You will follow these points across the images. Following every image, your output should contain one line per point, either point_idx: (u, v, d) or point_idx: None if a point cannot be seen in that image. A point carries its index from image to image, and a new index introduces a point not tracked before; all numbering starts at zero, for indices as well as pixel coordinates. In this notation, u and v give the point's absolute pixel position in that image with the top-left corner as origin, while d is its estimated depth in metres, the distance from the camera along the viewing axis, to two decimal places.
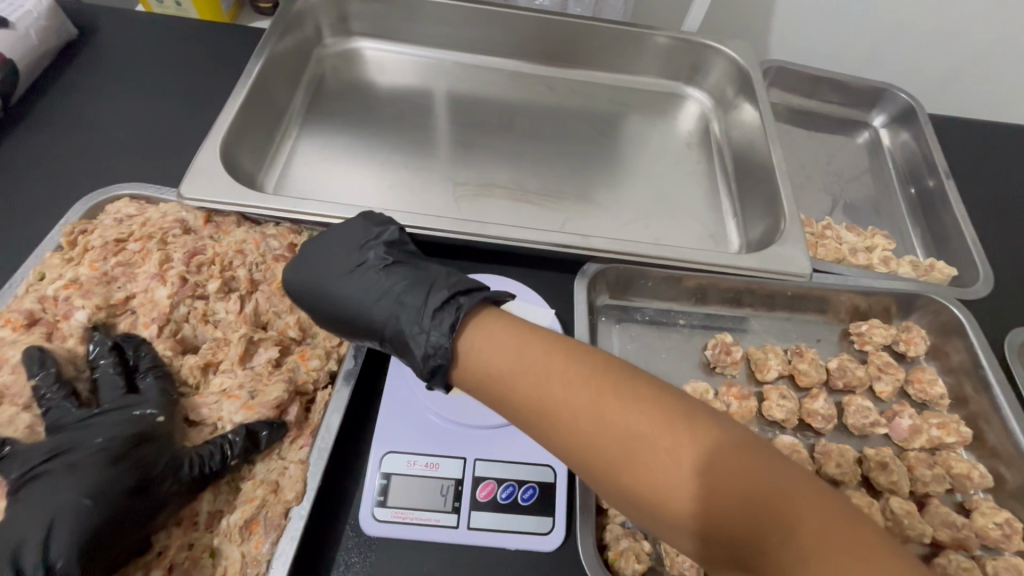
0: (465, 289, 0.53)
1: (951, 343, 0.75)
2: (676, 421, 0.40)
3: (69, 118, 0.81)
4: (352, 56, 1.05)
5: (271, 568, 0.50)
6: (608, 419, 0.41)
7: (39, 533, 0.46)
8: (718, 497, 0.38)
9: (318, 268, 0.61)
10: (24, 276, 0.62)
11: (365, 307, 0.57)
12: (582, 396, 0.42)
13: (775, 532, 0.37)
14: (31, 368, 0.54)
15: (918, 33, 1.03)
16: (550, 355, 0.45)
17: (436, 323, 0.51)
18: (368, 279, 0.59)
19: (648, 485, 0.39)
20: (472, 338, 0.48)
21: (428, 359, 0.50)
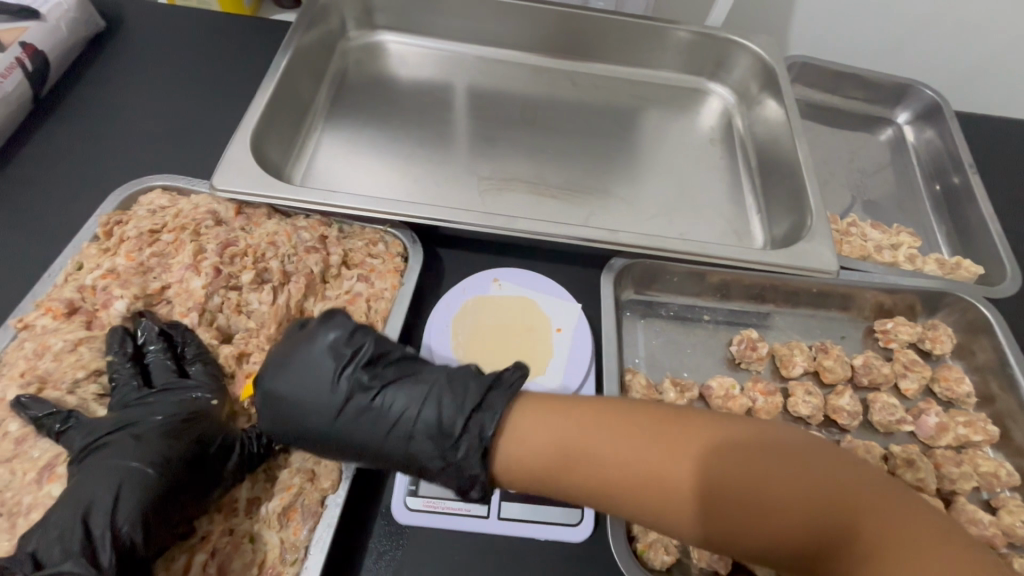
0: (477, 402, 0.50)
1: (978, 341, 0.75)
2: (740, 467, 0.42)
3: (98, 109, 0.82)
4: (375, 49, 1.05)
5: (309, 554, 0.51)
6: (676, 482, 0.43)
7: (106, 497, 0.48)
8: (795, 529, 0.41)
9: (296, 408, 0.53)
10: (62, 266, 0.63)
11: (366, 444, 0.52)
12: (645, 463, 0.44)
13: (852, 536, 0.40)
14: (111, 344, 0.58)
15: (947, 28, 1.01)
16: (602, 419, 0.47)
17: (465, 453, 0.48)
18: (358, 410, 0.53)
19: (731, 534, 0.42)
20: (516, 434, 0.47)
21: (473, 488, 0.49)
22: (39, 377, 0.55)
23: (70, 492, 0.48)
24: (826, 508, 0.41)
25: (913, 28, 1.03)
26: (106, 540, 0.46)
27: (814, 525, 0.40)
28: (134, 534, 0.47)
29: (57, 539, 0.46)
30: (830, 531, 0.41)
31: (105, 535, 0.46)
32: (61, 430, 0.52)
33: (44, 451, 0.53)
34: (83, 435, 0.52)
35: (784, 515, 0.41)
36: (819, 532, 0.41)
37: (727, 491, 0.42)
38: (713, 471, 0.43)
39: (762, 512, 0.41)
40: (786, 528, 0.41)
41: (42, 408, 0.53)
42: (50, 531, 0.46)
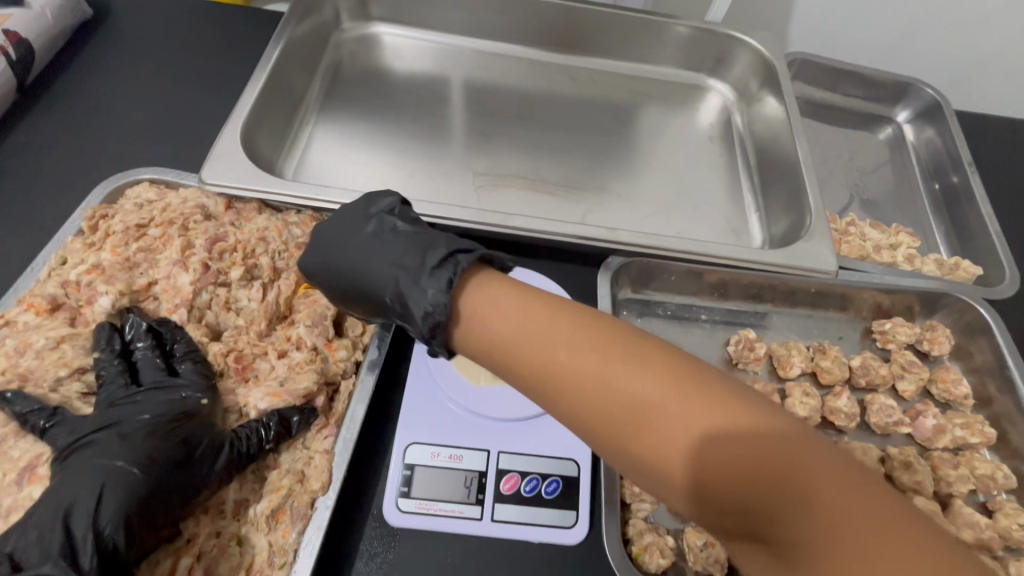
0: (464, 247, 0.52)
1: (976, 343, 0.74)
2: (696, 391, 0.38)
3: (83, 99, 0.80)
4: (370, 41, 1.04)
5: (297, 558, 0.50)
6: (621, 385, 0.40)
7: (89, 498, 0.47)
8: (737, 473, 0.36)
9: (330, 236, 0.59)
10: (45, 260, 0.62)
11: (370, 272, 0.55)
12: (594, 361, 0.41)
13: (791, 507, 0.35)
14: (100, 340, 0.57)
15: (948, 26, 1.01)
16: (563, 319, 0.44)
17: (434, 279, 0.50)
18: (373, 242, 0.57)
19: (663, 454, 0.38)
20: (477, 299, 0.47)
21: (427, 315, 0.49)
22: (19, 375, 0.54)
23: (51, 492, 0.47)
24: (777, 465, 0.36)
25: (913, 27, 1.02)
26: (87, 543, 0.45)
27: (757, 473, 0.36)
28: (115, 537, 0.46)
29: (37, 541, 0.45)
30: (760, 484, 0.36)
31: (86, 537, 0.45)
32: (46, 427, 0.51)
33: (24, 451, 0.52)
34: (67, 433, 0.51)
35: (725, 448, 0.37)
36: (760, 484, 0.36)
37: (675, 409, 0.38)
38: (665, 385, 0.39)
39: (705, 438, 0.37)
40: (724, 465, 0.36)
41: (27, 403, 0.52)
42: (30, 532, 0.45)
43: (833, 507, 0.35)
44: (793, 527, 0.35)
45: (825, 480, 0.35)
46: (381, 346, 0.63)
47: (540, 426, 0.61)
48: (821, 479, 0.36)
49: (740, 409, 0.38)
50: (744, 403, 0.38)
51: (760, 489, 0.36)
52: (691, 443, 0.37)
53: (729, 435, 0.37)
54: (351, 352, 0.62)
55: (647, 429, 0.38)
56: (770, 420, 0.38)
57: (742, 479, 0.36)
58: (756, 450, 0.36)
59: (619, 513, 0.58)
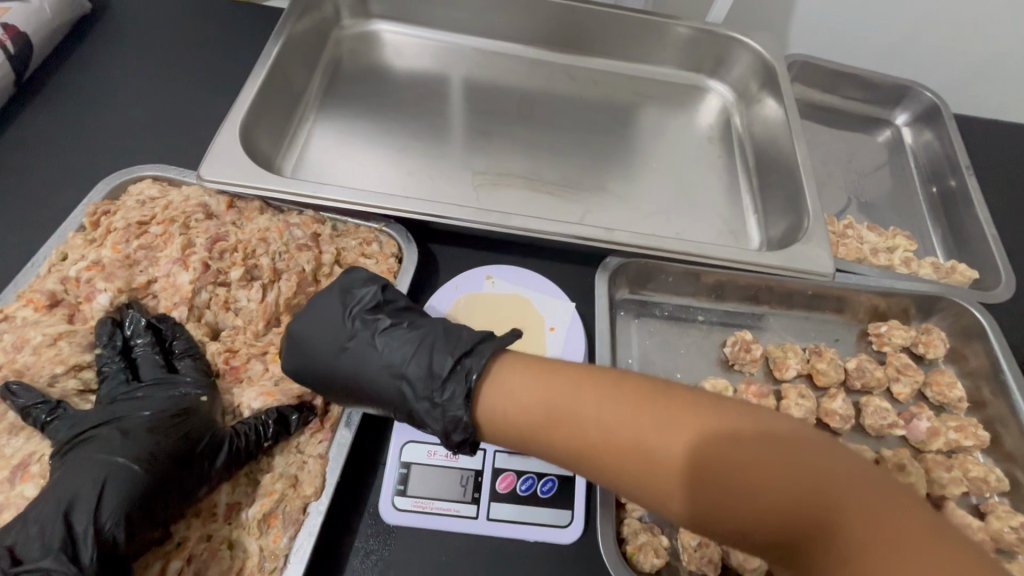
0: (467, 348, 0.54)
1: (970, 346, 0.75)
2: (724, 441, 0.42)
3: (83, 94, 0.79)
4: (370, 38, 1.03)
5: (289, 563, 0.50)
6: (653, 445, 0.43)
7: (90, 493, 0.47)
8: (771, 510, 0.39)
9: (313, 345, 0.57)
10: (46, 256, 0.62)
11: (370, 380, 0.56)
12: (627, 425, 0.44)
13: (835, 527, 0.38)
14: (100, 337, 0.57)
15: (947, 30, 1.01)
16: (592, 382, 0.48)
17: (449, 392, 0.52)
18: (366, 345, 0.57)
19: (703, 505, 0.41)
20: (500, 380, 0.51)
21: (452, 426, 0.51)
22: (17, 371, 0.54)
23: (50, 487, 0.47)
24: (808, 495, 0.39)
25: (913, 29, 1.02)
26: (87, 537, 0.45)
27: (794, 502, 0.39)
28: (117, 532, 0.46)
29: (38, 534, 0.45)
30: (806, 516, 0.39)
31: (88, 532, 0.46)
32: (48, 421, 0.52)
33: (17, 449, 0.52)
34: (68, 428, 0.51)
35: (761, 489, 0.40)
36: (796, 516, 0.39)
37: (706, 460, 0.42)
38: (695, 437, 0.42)
39: (743, 485, 0.40)
40: (763, 505, 0.40)
41: (29, 396, 0.52)
42: (31, 526, 0.45)
43: (861, 525, 0.38)
44: (830, 550, 0.38)
45: (849, 499, 0.39)
46: None
47: None
48: (847, 498, 0.39)
49: (765, 448, 0.41)
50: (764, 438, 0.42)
51: (795, 520, 0.39)
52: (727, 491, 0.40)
53: (760, 476, 0.40)
54: None
55: (685, 481, 0.42)
56: (790, 439, 0.42)
57: (781, 515, 0.39)
58: (792, 488, 0.40)
59: (615, 512, 0.59)
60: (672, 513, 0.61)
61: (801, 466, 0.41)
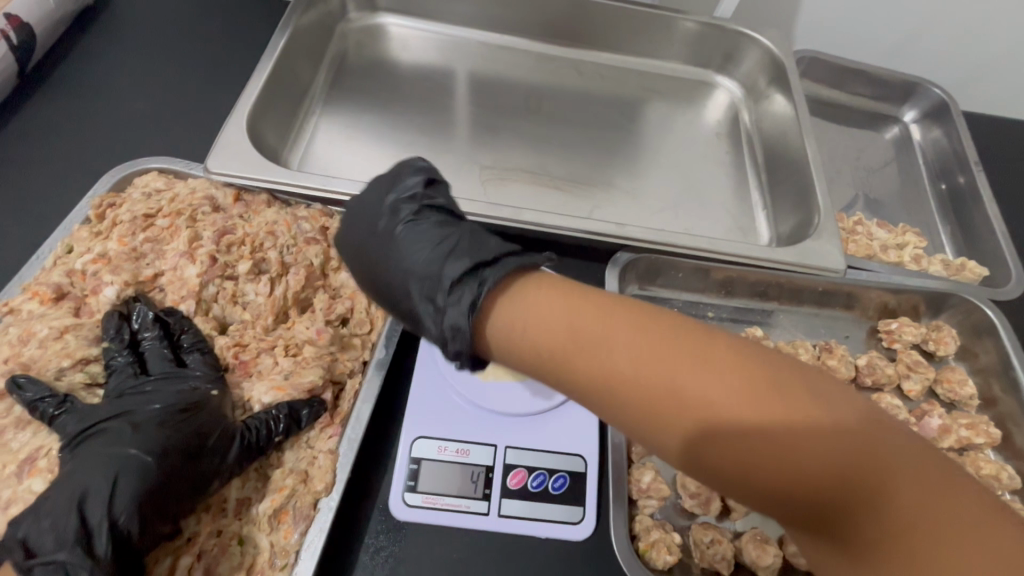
0: (490, 257, 0.44)
1: (981, 343, 0.74)
2: (773, 393, 0.34)
3: (88, 85, 0.78)
4: (376, 32, 1.03)
5: (299, 560, 0.49)
6: (687, 390, 0.35)
7: (102, 486, 0.47)
8: (810, 474, 0.34)
9: (347, 231, 0.54)
10: (51, 248, 0.61)
11: (384, 281, 0.50)
12: (656, 363, 0.36)
13: (867, 504, 0.33)
14: (108, 329, 0.56)
15: (957, 26, 1.00)
16: (616, 311, 0.39)
17: (453, 300, 0.43)
18: (388, 236, 0.51)
19: (723, 460, 0.35)
20: (511, 300, 0.41)
21: (448, 335, 0.43)
22: (23, 364, 0.53)
23: (62, 480, 0.47)
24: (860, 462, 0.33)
25: (923, 25, 1.01)
26: (102, 530, 0.46)
27: (827, 471, 0.33)
28: (130, 525, 0.46)
29: (52, 528, 0.45)
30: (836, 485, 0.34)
31: (101, 525, 0.46)
32: (55, 415, 0.51)
33: (24, 444, 0.51)
34: (77, 421, 0.51)
35: (808, 449, 0.34)
36: (839, 481, 0.33)
37: (749, 414, 0.34)
38: (741, 382, 0.35)
39: (786, 443, 0.34)
40: (811, 466, 0.33)
41: (37, 389, 0.51)
42: (43, 519, 0.45)
43: (915, 504, 0.32)
44: (869, 523, 0.33)
45: (907, 473, 0.33)
46: (389, 345, 0.62)
47: (548, 423, 0.61)
48: (903, 481, 0.33)
49: (811, 411, 0.34)
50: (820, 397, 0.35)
51: (825, 488, 0.34)
52: (769, 448, 0.34)
53: (809, 437, 0.34)
54: (360, 351, 0.62)
55: (719, 434, 0.35)
56: (851, 420, 0.35)
57: (819, 480, 0.34)
58: (842, 452, 0.34)
59: (626, 509, 0.58)
60: (684, 510, 0.61)
61: (856, 437, 0.34)
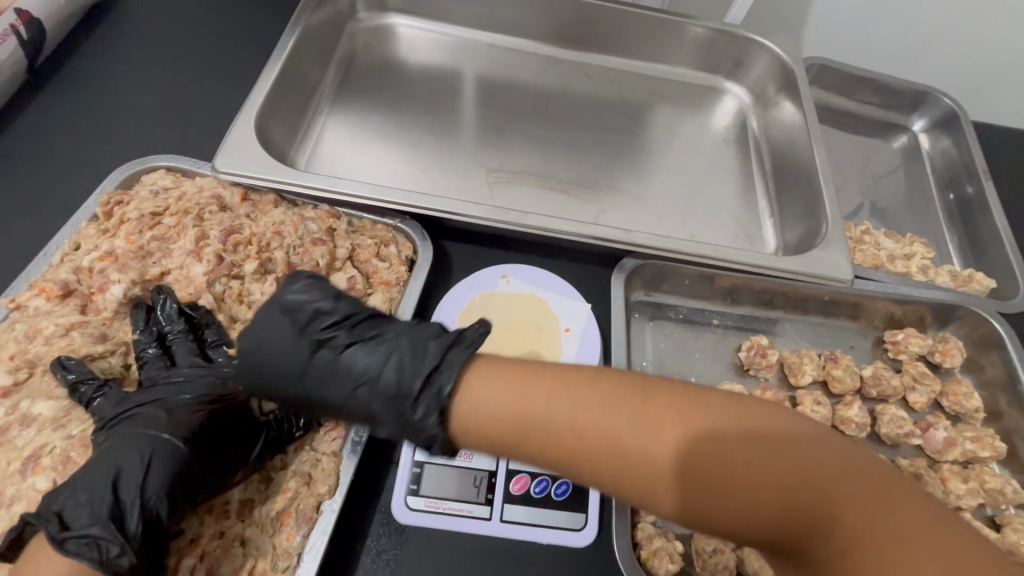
0: (447, 344, 0.46)
1: (988, 356, 0.74)
2: (703, 440, 0.39)
3: (97, 82, 0.78)
4: (385, 32, 1.02)
5: (302, 561, 0.49)
6: (629, 450, 0.40)
7: (137, 465, 0.47)
8: (766, 509, 0.38)
9: (235, 366, 0.46)
10: (59, 245, 0.61)
11: (331, 399, 0.47)
12: (598, 424, 0.41)
13: (825, 528, 0.37)
14: (137, 322, 0.58)
15: (970, 35, 0.99)
16: (569, 376, 0.43)
17: (422, 408, 0.44)
18: (291, 359, 0.46)
19: (684, 503, 0.39)
20: (468, 409, 0.43)
21: (429, 447, 0.44)
22: (28, 361, 0.53)
23: (96, 458, 0.47)
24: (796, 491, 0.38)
25: (936, 30, 1.00)
26: (134, 506, 0.46)
27: (782, 506, 0.38)
28: (160, 505, 0.47)
29: (88, 502, 0.45)
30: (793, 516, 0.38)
31: (134, 502, 0.46)
32: (92, 398, 0.52)
33: (29, 441, 0.50)
34: (112, 405, 0.52)
35: (741, 488, 0.38)
36: (791, 513, 0.38)
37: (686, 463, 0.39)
38: (688, 424, 0.40)
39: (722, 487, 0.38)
40: (757, 502, 0.38)
41: (79, 371, 0.52)
42: (80, 492, 0.46)
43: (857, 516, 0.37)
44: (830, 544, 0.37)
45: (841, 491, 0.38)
46: None
47: None
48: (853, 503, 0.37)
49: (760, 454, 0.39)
50: (750, 432, 0.40)
51: (784, 519, 0.38)
52: (710, 493, 0.38)
53: (754, 476, 0.38)
54: None
55: (668, 479, 0.39)
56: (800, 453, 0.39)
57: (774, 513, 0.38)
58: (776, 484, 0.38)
59: (629, 516, 0.58)
60: None
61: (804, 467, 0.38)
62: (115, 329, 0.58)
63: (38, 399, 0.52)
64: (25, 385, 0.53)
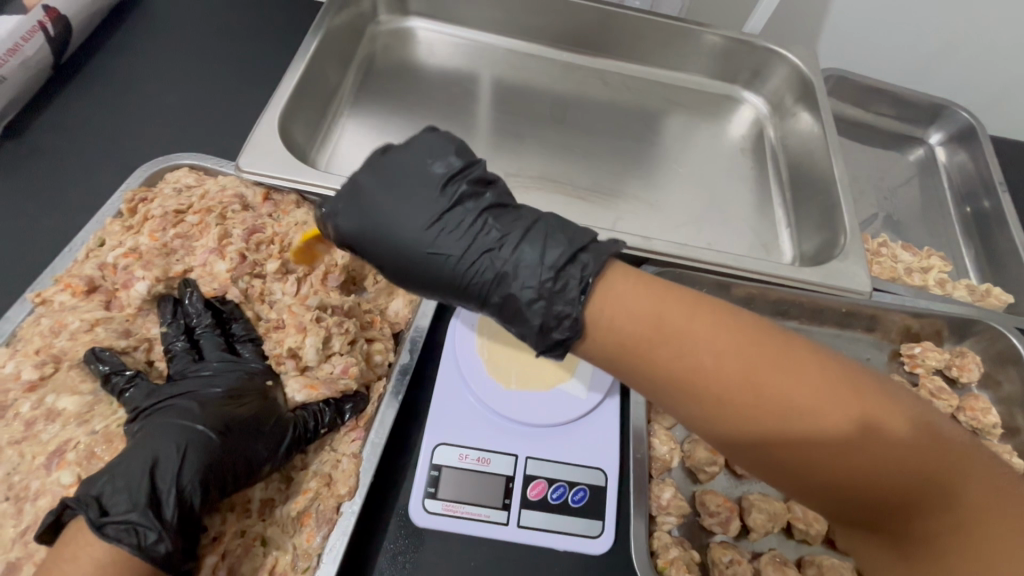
0: (584, 244, 0.47)
1: (1005, 371, 0.74)
2: (846, 393, 0.42)
3: (121, 80, 0.79)
4: (406, 35, 1.03)
5: (321, 562, 0.49)
6: (778, 392, 0.42)
7: (173, 454, 0.48)
8: (885, 473, 0.41)
9: (396, 219, 0.49)
10: (84, 241, 0.61)
11: (458, 259, 0.48)
12: (742, 367, 0.43)
13: (927, 498, 0.41)
14: (164, 315, 0.58)
15: (989, 49, 0.99)
16: (711, 324, 0.44)
17: (560, 286, 0.46)
18: (449, 227, 0.49)
19: (805, 461, 0.42)
20: (606, 304, 0.45)
21: (556, 326, 0.45)
22: (54, 356, 0.54)
23: (133, 447, 0.48)
24: (920, 452, 0.41)
25: (952, 43, 1.00)
26: (170, 495, 0.46)
27: (900, 472, 0.41)
28: (195, 495, 0.47)
29: (125, 489, 0.46)
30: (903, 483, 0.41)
31: (171, 491, 0.46)
32: (125, 389, 0.53)
33: (54, 435, 0.50)
34: (144, 395, 0.53)
35: (875, 439, 0.41)
36: (905, 480, 0.41)
37: (837, 416, 0.41)
38: (823, 388, 0.42)
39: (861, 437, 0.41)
40: (879, 463, 0.41)
41: (113, 363, 0.54)
42: (118, 478, 0.46)
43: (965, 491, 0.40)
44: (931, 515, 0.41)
45: (958, 468, 0.41)
46: (413, 350, 0.62)
47: (571, 432, 0.61)
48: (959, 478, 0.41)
49: (888, 421, 0.42)
50: (879, 404, 0.42)
51: (895, 487, 0.42)
52: (845, 442, 0.41)
53: (880, 440, 0.41)
54: (386, 354, 0.62)
55: (795, 436, 0.42)
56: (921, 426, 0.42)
57: (889, 478, 0.41)
58: (915, 446, 0.41)
59: (645, 524, 0.58)
60: (702, 528, 0.61)
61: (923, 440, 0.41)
62: (138, 325, 0.58)
63: (63, 394, 0.52)
64: (50, 380, 0.53)
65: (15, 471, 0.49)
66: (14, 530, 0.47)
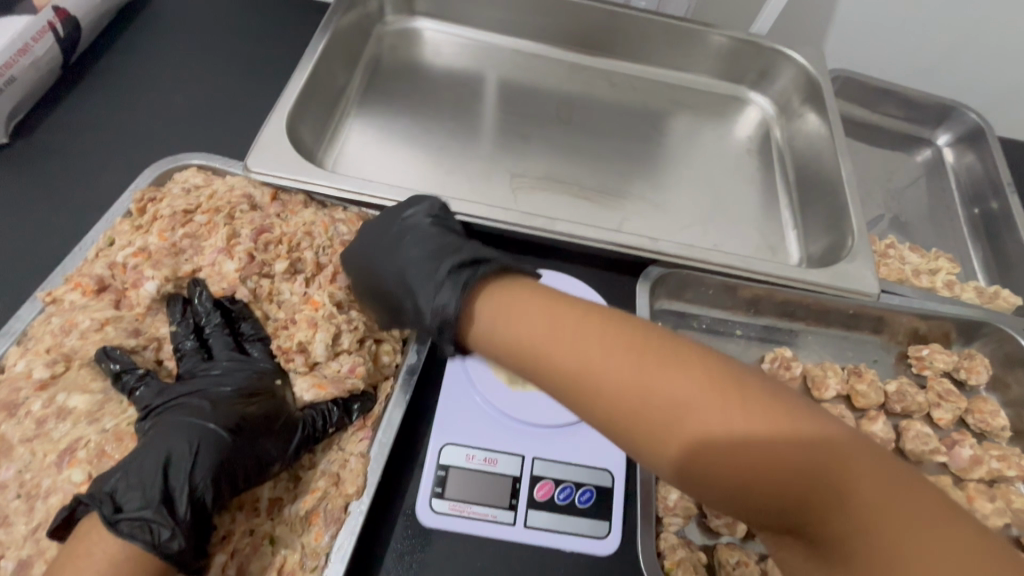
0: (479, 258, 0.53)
1: (1014, 374, 0.73)
2: (729, 393, 0.38)
3: (130, 81, 0.79)
4: (411, 35, 1.03)
5: (329, 562, 0.49)
6: (647, 390, 0.39)
7: (185, 452, 0.48)
8: (773, 476, 0.36)
9: (362, 237, 0.62)
10: (94, 240, 0.62)
11: (389, 274, 0.58)
12: (610, 365, 0.40)
13: (827, 503, 0.36)
14: (173, 314, 0.58)
15: (997, 51, 0.99)
16: (588, 326, 0.43)
17: (446, 286, 0.51)
18: (389, 246, 0.59)
19: (684, 463, 0.38)
20: (494, 304, 0.48)
21: (437, 315, 0.51)
22: (64, 355, 0.54)
23: (146, 445, 0.48)
24: (815, 457, 0.36)
25: (959, 44, 1.00)
26: (183, 493, 0.47)
27: (787, 474, 0.36)
28: (206, 493, 0.48)
29: (138, 486, 0.46)
30: (802, 487, 0.36)
31: (183, 488, 0.47)
32: (135, 387, 0.53)
33: (64, 434, 0.50)
34: (154, 394, 0.53)
35: (768, 440, 0.36)
36: (800, 484, 0.36)
37: (712, 417, 0.37)
38: (696, 385, 0.38)
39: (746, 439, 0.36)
40: (762, 465, 0.36)
41: (123, 362, 0.54)
42: (131, 475, 0.46)
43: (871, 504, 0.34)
44: (835, 524, 0.35)
45: (862, 475, 0.35)
46: (421, 350, 0.62)
47: (577, 433, 0.61)
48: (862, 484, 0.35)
49: (775, 424, 0.37)
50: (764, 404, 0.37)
51: (792, 491, 0.36)
52: (731, 445, 0.36)
53: (761, 441, 0.36)
54: (393, 356, 0.62)
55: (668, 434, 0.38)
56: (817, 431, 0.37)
57: (783, 482, 0.36)
58: (804, 448, 0.36)
59: (652, 526, 0.57)
60: (708, 530, 0.61)
61: (817, 445, 0.36)
62: (148, 325, 0.59)
63: (73, 392, 0.52)
64: (61, 378, 0.53)
65: (26, 469, 0.49)
66: (25, 527, 0.47)
